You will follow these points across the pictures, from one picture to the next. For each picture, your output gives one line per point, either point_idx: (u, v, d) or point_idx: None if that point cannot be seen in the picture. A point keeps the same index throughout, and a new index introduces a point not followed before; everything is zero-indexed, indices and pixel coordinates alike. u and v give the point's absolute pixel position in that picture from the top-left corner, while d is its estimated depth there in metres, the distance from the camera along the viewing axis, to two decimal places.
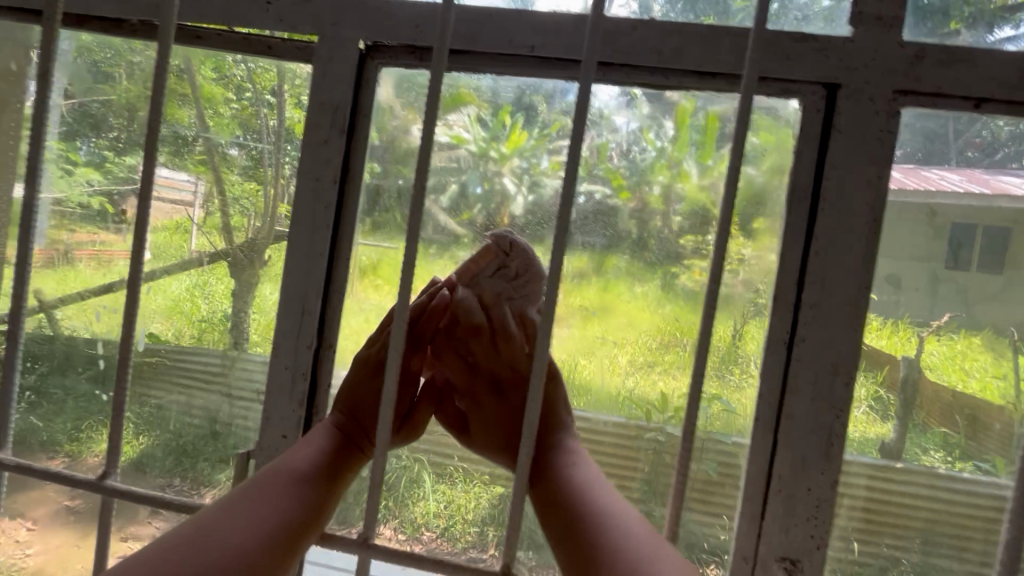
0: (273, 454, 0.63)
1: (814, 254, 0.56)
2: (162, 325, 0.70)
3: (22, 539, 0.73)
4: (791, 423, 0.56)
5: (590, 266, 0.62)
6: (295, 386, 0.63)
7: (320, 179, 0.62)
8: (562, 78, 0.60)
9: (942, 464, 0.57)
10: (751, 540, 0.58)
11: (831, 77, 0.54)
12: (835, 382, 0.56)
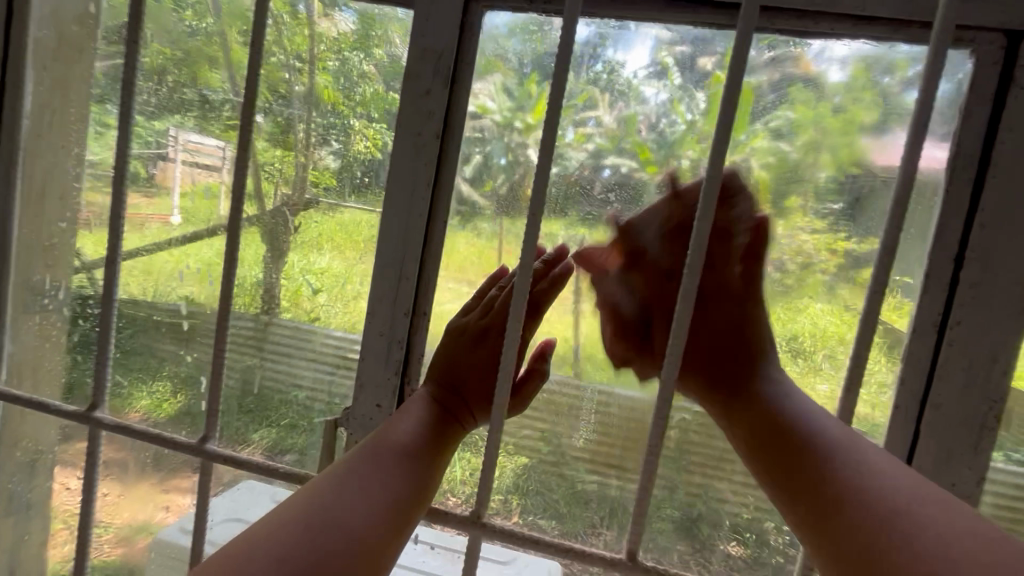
0: (366, 421, 0.65)
1: (981, 225, 0.52)
2: (196, 288, 0.72)
3: (73, 487, 0.78)
4: (939, 414, 0.54)
5: (614, 241, 0.62)
6: (393, 351, 0.64)
7: (423, 134, 0.61)
8: (682, 25, 0.57)
9: None
10: None
11: (994, 21, 0.50)
12: (994, 372, 0.52)
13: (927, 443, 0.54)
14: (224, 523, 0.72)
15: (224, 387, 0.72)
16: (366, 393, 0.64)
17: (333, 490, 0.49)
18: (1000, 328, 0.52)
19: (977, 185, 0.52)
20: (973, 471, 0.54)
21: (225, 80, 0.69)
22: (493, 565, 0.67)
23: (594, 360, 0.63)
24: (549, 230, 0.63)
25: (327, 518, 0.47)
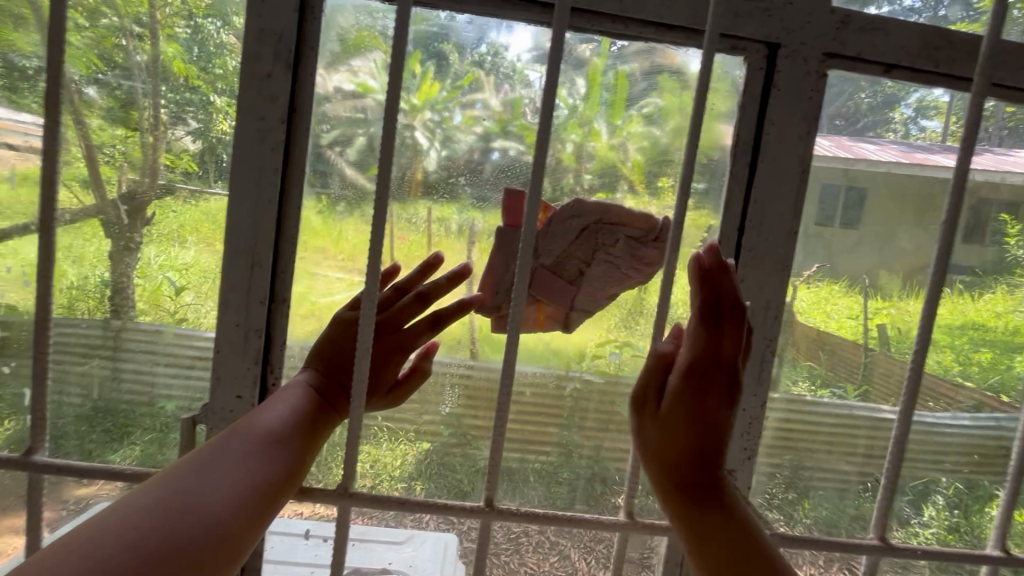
0: (224, 417, 0.59)
1: (754, 202, 0.60)
2: (18, 294, 0.60)
3: None
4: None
5: None
6: (250, 342, 0.58)
7: (266, 120, 0.56)
8: (520, 22, 0.58)
9: (808, 392, 0.67)
10: None
11: (774, 37, 0.58)
12: (767, 318, 0.62)
13: None
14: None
15: (66, 406, 0.61)
16: (224, 386, 0.58)
17: (185, 478, 0.44)
18: (773, 286, 0.61)
19: (753, 165, 0.60)
20: (758, 397, 0.63)
21: (37, 45, 0.57)
22: (390, 547, 0.67)
23: (491, 340, 0.64)
24: (442, 215, 0.62)
25: (175, 505, 0.42)
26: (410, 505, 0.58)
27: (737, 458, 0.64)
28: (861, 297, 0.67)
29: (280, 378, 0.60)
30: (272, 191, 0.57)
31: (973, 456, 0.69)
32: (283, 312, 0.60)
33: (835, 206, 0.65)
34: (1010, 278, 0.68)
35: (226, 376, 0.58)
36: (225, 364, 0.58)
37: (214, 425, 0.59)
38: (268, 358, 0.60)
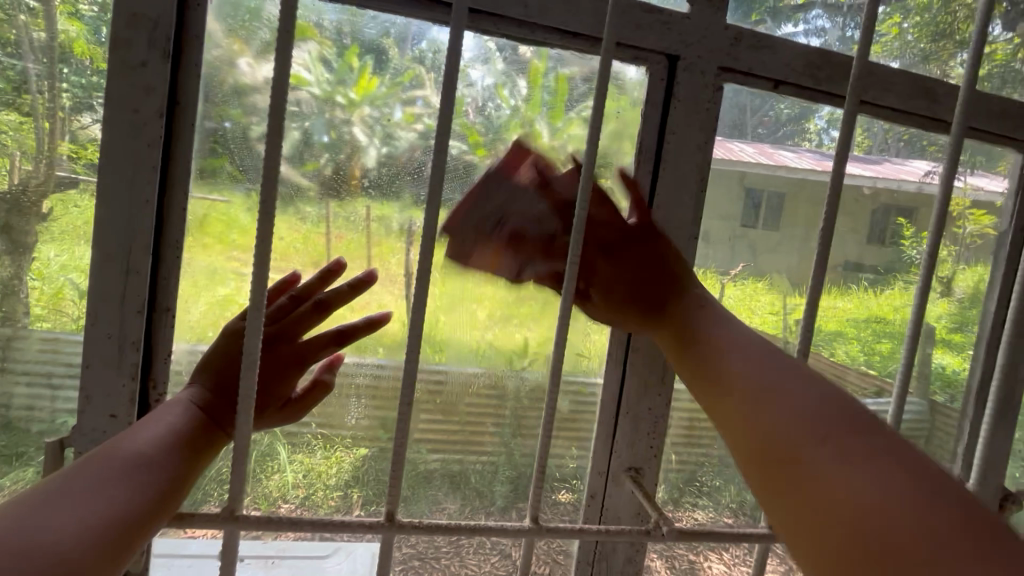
0: (99, 438, 0.53)
1: (656, 206, 0.63)
2: None
3: None
4: (638, 355, 0.64)
5: None
6: (125, 355, 0.53)
7: (140, 112, 0.50)
8: (423, 20, 0.57)
9: None
10: (604, 457, 0.66)
11: (673, 49, 0.61)
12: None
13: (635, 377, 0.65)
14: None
15: None
16: (94, 407, 0.52)
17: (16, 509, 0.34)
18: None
19: (654, 173, 0.63)
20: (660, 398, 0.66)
21: None
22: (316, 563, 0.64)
23: (432, 339, 0.63)
24: (382, 214, 0.60)
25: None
26: (301, 522, 0.49)
27: (643, 456, 0.66)
28: (782, 294, 0.72)
29: (164, 394, 0.55)
30: (148, 188, 0.52)
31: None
32: (166, 322, 0.55)
33: (759, 209, 0.69)
34: (906, 276, 0.75)
35: (98, 393, 0.52)
36: (97, 381, 0.52)
37: (83, 449, 0.52)
38: (149, 372, 0.54)
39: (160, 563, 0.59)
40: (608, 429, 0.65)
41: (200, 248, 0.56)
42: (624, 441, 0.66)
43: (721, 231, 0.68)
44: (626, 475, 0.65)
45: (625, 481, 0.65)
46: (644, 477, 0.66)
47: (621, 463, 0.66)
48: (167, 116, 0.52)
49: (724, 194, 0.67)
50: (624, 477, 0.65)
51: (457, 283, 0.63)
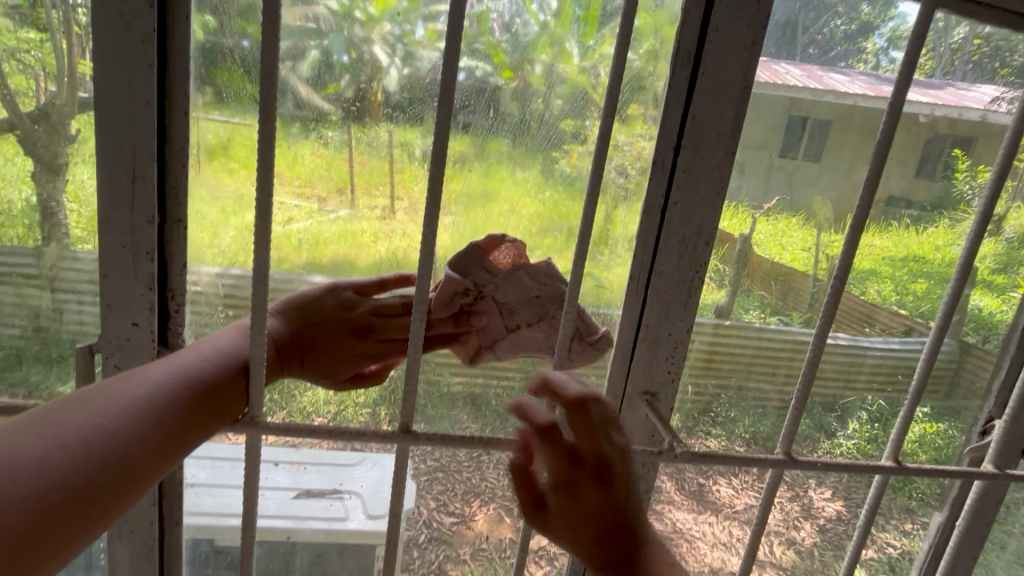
0: (122, 343, 0.55)
1: (691, 118, 0.58)
2: None
3: None
4: (660, 280, 0.63)
5: (472, 150, 0.60)
6: (140, 266, 0.54)
7: (130, 4, 0.48)
8: None
9: (757, 318, 0.70)
10: (620, 382, 0.66)
11: None
12: (698, 244, 0.62)
13: (653, 306, 0.64)
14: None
15: (6, 334, 0.58)
16: (116, 313, 0.55)
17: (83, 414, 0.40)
18: (703, 213, 0.61)
19: (676, 91, 0.58)
20: (683, 323, 0.65)
21: None
22: (343, 467, 0.69)
23: None
24: (405, 139, 0.59)
25: (77, 433, 0.38)
26: (320, 432, 0.55)
27: (659, 380, 0.66)
28: (816, 230, 0.69)
29: (183, 304, 0.56)
30: (148, 89, 0.50)
31: (872, 375, 0.75)
32: (179, 233, 0.55)
33: (800, 136, 0.65)
34: (954, 213, 0.71)
35: (120, 301, 0.54)
36: (115, 288, 0.54)
37: (110, 354, 0.55)
38: (166, 284, 0.56)
39: (195, 463, 0.64)
40: (625, 354, 0.65)
41: (225, 173, 0.56)
42: (642, 367, 0.66)
43: (762, 162, 0.65)
44: (643, 400, 0.66)
45: (638, 405, 0.66)
46: (660, 402, 0.67)
47: (636, 387, 0.66)
48: (158, 7, 0.49)
49: (761, 119, 0.63)
50: (640, 402, 0.66)
51: (481, 211, 0.62)
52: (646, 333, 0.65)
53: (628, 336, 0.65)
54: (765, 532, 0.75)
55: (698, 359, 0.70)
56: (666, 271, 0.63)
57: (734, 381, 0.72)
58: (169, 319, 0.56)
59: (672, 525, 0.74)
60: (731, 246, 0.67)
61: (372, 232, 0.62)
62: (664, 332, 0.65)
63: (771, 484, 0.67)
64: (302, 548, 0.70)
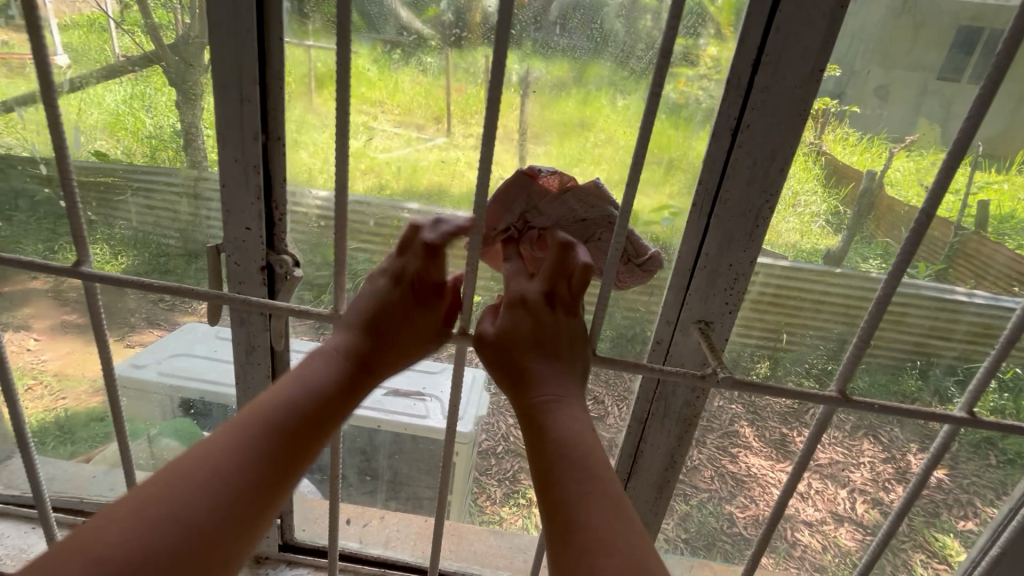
0: (240, 247, 0.64)
1: (776, 28, 0.51)
2: (107, 142, 0.65)
3: (34, 349, 0.76)
4: (726, 209, 0.58)
5: (571, 75, 0.58)
6: (250, 177, 0.61)
7: None
8: None
9: (877, 270, 0.62)
10: (675, 306, 0.64)
11: None
12: (772, 170, 0.56)
13: (715, 234, 0.59)
14: (174, 358, 0.75)
15: (164, 244, 0.69)
16: (233, 218, 0.62)
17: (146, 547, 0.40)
18: None
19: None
20: (747, 254, 0.60)
21: None
22: (428, 375, 0.77)
23: None
24: (502, 64, 0.58)
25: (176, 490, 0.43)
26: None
27: (716, 311, 0.63)
28: (968, 169, 0.59)
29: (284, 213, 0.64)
30: (249, 17, 0.54)
31: (982, 329, 0.64)
32: (279, 149, 0.61)
33: (969, 54, 0.54)
34: None
35: (235, 209, 0.62)
36: (232, 198, 0.61)
37: (229, 253, 0.64)
38: (270, 196, 0.63)
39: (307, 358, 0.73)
40: (681, 283, 0.62)
41: (334, 101, 0.60)
42: (698, 296, 0.62)
43: (911, 85, 0.56)
44: (695, 327, 0.64)
45: (692, 333, 0.64)
46: (714, 332, 0.64)
47: (691, 315, 0.63)
48: None
49: (913, 33, 0.54)
50: (692, 329, 0.64)
51: (576, 141, 0.61)
52: (705, 261, 0.61)
53: (688, 259, 0.61)
54: (849, 488, 0.72)
55: (761, 297, 0.65)
56: (733, 199, 0.57)
57: (802, 321, 0.66)
58: (275, 227, 0.64)
59: (746, 469, 0.74)
60: (855, 187, 0.60)
61: (466, 161, 0.63)
62: (724, 262, 0.60)
63: (818, 426, 0.60)
64: (388, 433, 0.79)
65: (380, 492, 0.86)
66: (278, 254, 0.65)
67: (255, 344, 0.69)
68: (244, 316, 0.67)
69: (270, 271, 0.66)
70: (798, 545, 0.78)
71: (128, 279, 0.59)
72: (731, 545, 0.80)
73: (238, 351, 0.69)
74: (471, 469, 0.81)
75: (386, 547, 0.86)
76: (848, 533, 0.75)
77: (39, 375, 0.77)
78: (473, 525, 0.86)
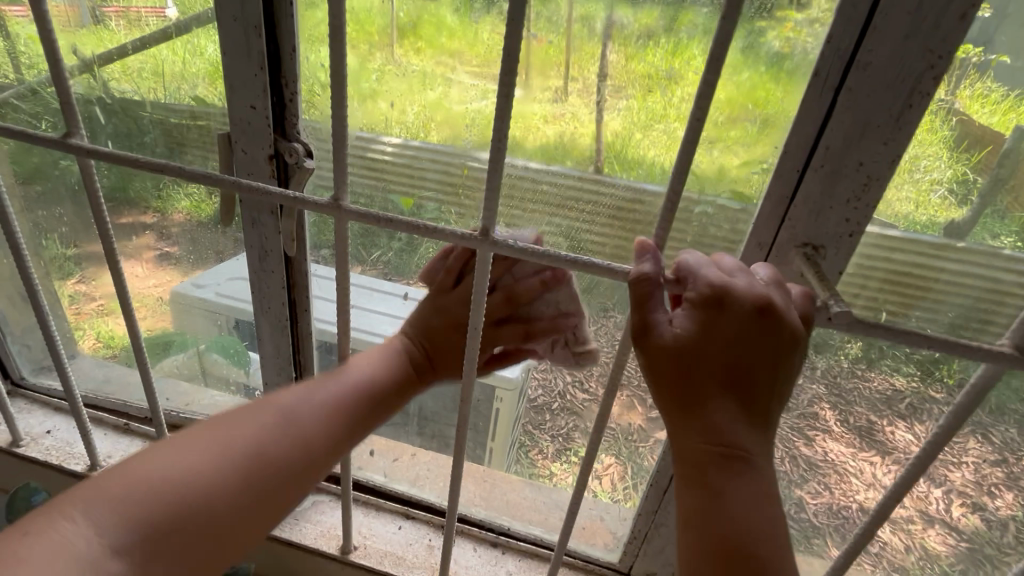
0: (247, 129, 0.64)
1: None
2: (206, 88, 0.68)
3: (140, 276, 0.84)
4: (866, 75, 0.46)
5: (661, 22, 0.53)
6: (252, 42, 0.59)
7: None
8: None
9: (1009, 247, 0.53)
10: (770, 227, 0.55)
11: None
12: (948, 15, 0.42)
13: (842, 119, 0.48)
14: (231, 281, 0.80)
15: None
16: (238, 97, 0.63)
17: (170, 467, 0.50)
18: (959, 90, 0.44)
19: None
20: (887, 147, 0.48)
21: None
22: None
23: (623, 159, 0.60)
24: (587, 12, 0.54)
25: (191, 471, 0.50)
26: (401, 223, 0.57)
27: (832, 233, 0.53)
28: None
29: (295, 92, 0.63)
30: None
31: None
32: (285, 6, 0.59)
33: None
34: None
35: (239, 83, 0.62)
36: (235, 68, 0.61)
37: (239, 139, 0.65)
38: (280, 71, 0.62)
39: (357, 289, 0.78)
40: (784, 193, 0.53)
41: (414, 52, 0.60)
42: (807, 210, 0.52)
43: None
44: (800, 252, 0.54)
45: (794, 260, 0.55)
46: (824, 258, 0.54)
47: (793, 238, 0.54)
48: None
49: None
50: (796, 254, 0.55)
51: (661, 95, 0.55)
52: (823, 158, 0.50)
53: (798, 156, 0.51)
54: (945, 488, 0.65)
55: (902, 247, 0.56)
56: (878, 62, 0.45)
57: (945, 276, 0.56)
58: (286, 108, 0.64)
59: (823, 454, 0.68)
60: (994, 150, 0.51)
61: (542, 115, 0.60)
62: (851, 160, 0.49)
63: (976, 387, 0.50)
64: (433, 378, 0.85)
65: (409, 428, 0.92)
66: (288, 142, 0.65)
67: (268, 248, 0.71)
68: (256, 216, 0.69)
69: (280, 163, 0.66)
70: (875, 541, 0.72)
71: (119, 156, 0.62)
72: (798, 531, 0.75)
73: (253, 255, 0.72)
74: (520, 420, 0.82)
75: (413, 484, 0.94)
76: (939, 537, 0.68)
77: (146, 299, 0.86)
78: (510, 474, 0.89)
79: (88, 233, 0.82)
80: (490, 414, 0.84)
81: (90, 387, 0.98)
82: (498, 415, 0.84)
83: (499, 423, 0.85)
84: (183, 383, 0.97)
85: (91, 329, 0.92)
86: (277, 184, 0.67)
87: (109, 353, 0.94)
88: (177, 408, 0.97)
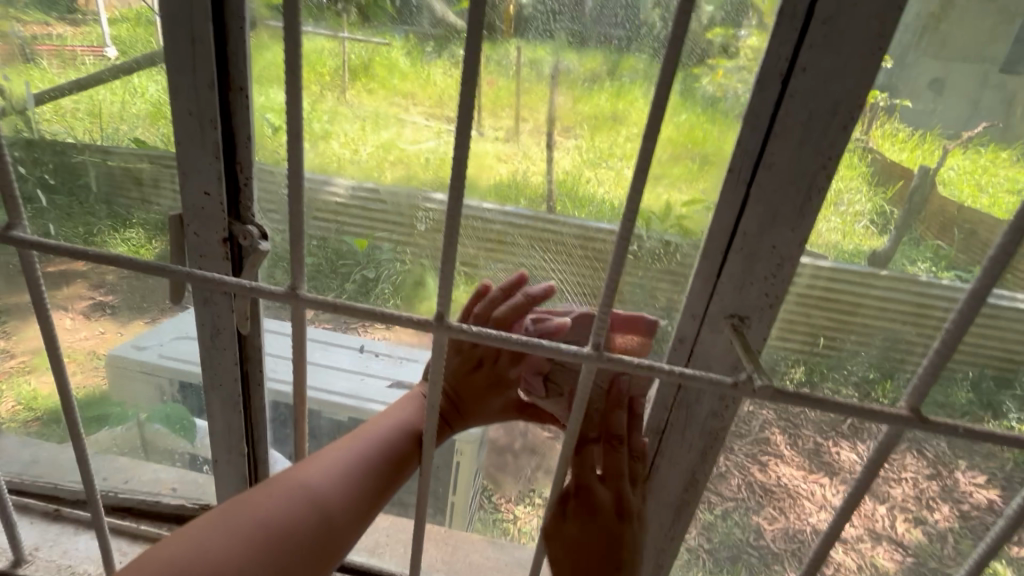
0: (198, 209, 0.63)
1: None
2: (147, 130, 0.66)
3: (69, 328, 0.78)
4: (770, 173, 0.51)
5: (604, 68, 0.56)
6: (206, 132, 0.59)
7: None
8: None
9: (925, 272, 0.58)
10: (702, 299, 0.58)
11: None
12: (832, 126, 0.48)
13: (755, 208, 0.53)
14: (176, 341, 0.77)
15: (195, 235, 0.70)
16: (190, 181, 0.61)
17: (185, 556, 0.50)
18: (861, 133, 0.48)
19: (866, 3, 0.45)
20: (796, 232, 0.53)
21: None
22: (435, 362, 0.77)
23: (574, 196, 0.62)
24: (535, 57, 0.57)
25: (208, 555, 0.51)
26: (350, 309, 0.56)
27: (754, 304, 0.57)
28: None
29: (250, 177, 0.62)
30: None
31: None
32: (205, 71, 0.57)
33: None
34: None
35: (193, 170, 0.61)
36: (187, 155, 0.60)
37: (190, 222, 0.63)
38: (235, 156, 0.61)
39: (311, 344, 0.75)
40: (712, 268, 0.57)
41: (366, 93, 0.61)
42: (733, 284, 0.56)
43: (970, 78, 0.52)
44: (727, 323, 0.58)
45: (724, 329, 0.58)
46: (749, 329, 0.58)
47: (721, 308, 0.58)
48: None
49: (965, 21, 0.50)
50: (724, 325, 0.58)
51: (607, 135, 0.58)
52: (742, 243, 0.54)
53: (721, 235, 0.55)
54: (888, 504, 0.68)
55: (822, 290, 0.61)
56: (780, 162, 0.50)
57: (863, 312, 0.61)
58: (241, 192, 0.63)
59: (776, 479, 0.71)
60: (905, 184, 0.56)
61: (496, 154, 0.62)
62: (766, 244, 0.54)
63: (884, 441, 0.54)
64: None
65: None
66: (243, 224, 0.64)
67: (220, 326, 0.68)
68: (207, 295, 0.66)
69: (233, 245, 0.65)
70: (830, 562, 0.74)
71: (63, 246, 0.59)
72: (758, 557, 0.77)
73: (203, 333, 0.69)
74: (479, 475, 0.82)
75: (371, 555, 0.89)
76: (887, 553, 0.71)
77: (74, 353, 0.80)
78: (471, 533, 0.87)
79: (10, 284, 0.76)
80: (450, 475, 0.84)
81: (15, 470, 0.90)
82: (458, 471, 0.83)
83: (458, 480, 0.84)
84: (121, 458, 0.92)
85: (10, 391, 0.84)
86: (230, 266, 0.65)
87: (30, 417, 0.86)
88: (115, 488, 0.91)
